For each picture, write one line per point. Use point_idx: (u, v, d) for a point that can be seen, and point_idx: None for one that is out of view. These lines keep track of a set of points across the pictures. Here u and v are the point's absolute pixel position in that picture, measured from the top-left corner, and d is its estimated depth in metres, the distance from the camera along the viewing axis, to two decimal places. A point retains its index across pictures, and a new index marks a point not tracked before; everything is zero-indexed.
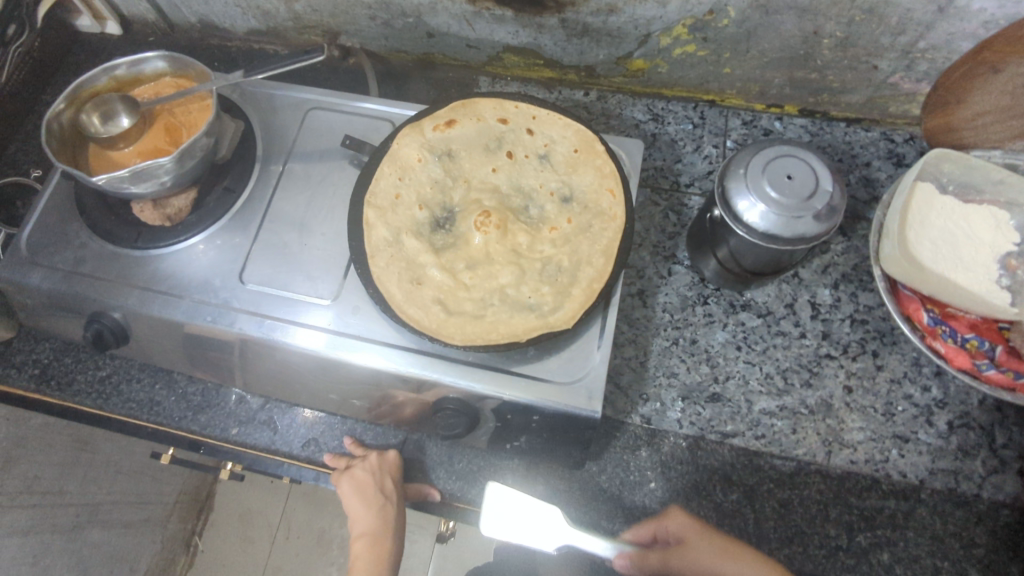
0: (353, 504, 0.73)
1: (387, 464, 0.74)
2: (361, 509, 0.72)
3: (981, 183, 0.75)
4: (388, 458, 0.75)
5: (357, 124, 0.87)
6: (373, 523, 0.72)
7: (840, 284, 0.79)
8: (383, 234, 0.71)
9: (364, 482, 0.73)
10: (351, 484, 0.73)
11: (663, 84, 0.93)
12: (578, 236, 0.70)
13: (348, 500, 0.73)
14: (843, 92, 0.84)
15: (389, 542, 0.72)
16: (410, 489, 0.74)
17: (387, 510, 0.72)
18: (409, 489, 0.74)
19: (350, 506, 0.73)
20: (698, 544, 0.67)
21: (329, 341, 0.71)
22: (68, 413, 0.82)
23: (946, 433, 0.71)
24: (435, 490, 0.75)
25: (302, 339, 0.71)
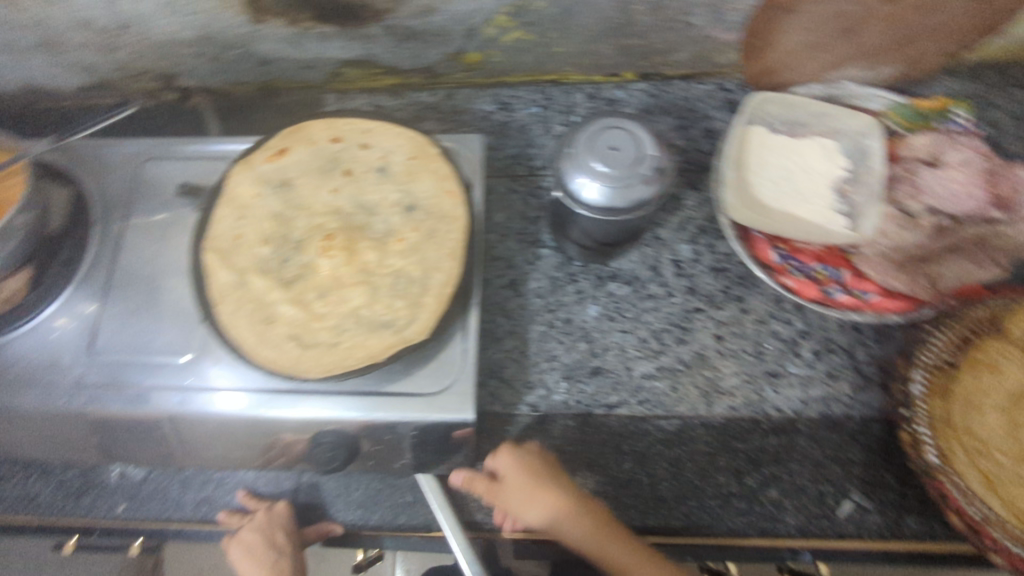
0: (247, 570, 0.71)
1: (278, 517, 0.73)
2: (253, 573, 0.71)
3: (805, 118, 0.78)
4: (277, 509, 0.74)
5: (194, 169, 0.83)
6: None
7: (697, 238, 0.82)
8: (227, 278, 0.69)
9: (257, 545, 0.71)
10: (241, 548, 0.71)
11: (505, 72, 0.93)
12: (425, 244, 0.70)
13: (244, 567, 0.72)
14: (670, 52, 0.85)
15: None
16: (310, 534, 0.74)
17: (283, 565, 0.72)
18: (309, 534, 0.74)
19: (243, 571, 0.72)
20: (513, 484, 0.70)
21: (255, 400, 0.68)
22: None
23: (813, 360, 0.75)
24: (340, 525, 0.74)
25: (223, 404, 0.68)
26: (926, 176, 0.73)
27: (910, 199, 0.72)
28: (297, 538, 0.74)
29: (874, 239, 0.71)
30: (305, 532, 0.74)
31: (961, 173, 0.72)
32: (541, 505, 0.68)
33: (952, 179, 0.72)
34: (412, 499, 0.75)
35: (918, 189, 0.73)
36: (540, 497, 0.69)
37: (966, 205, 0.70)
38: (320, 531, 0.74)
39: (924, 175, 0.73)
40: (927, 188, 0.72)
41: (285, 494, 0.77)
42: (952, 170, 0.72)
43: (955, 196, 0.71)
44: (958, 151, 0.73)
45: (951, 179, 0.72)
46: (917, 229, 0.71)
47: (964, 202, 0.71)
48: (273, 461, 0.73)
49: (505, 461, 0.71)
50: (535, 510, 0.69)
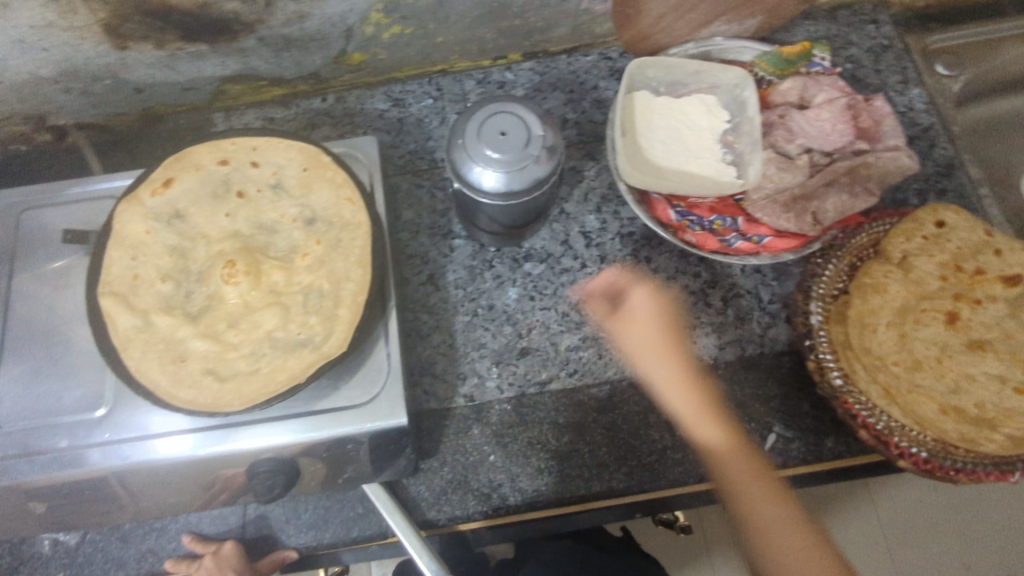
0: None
1: (226, 558, 0.72)
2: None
3: (684, 77, 0.80)
4: (225, 549, 0.72)
5: (76, 214, 0.79)
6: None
7: (602, 207, 0.84)
8: (129, 322, 0.66)
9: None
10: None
11: (392, 68, 0.92)
12: (332, 255, 0.69)
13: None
14: (550, 29, 0.86)
15: None
16: (262, 567, 0.73)
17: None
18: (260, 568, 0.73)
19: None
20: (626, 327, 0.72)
21: (199, 439, 0.66)
22: None
23: (723, 307, 0.79)
24: (293, 550, 0.74)
25: (166, 449, 0.66)
26: (800, 117, 0.77)
27: (788, 141, 0.77)
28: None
29: (761, 184, 0.75)
30: (256, 567, 0.73)
31: (830, 111, 0.76)
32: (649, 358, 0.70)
33: (823, 117, 0.76)
34: (361, 510, 0.75)
35: (793, 130, 0.77)
36: (664, 355, 0.71)
37: (837, 141, 0.76)
38: (271, 562, 0.73)
39: (797, 117, 0.77)
40: (801, 129, 0.76)
41: (232, 531, 0.75)
42: (822, 109, 0.77)
43: (826, 133, 0.76)
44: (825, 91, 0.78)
45: (821, 119, 0.76)
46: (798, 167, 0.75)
47: (835, 139, 0.76)
48: (213, 500, 0.72)
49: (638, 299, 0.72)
50: (657, 364, 0.70)
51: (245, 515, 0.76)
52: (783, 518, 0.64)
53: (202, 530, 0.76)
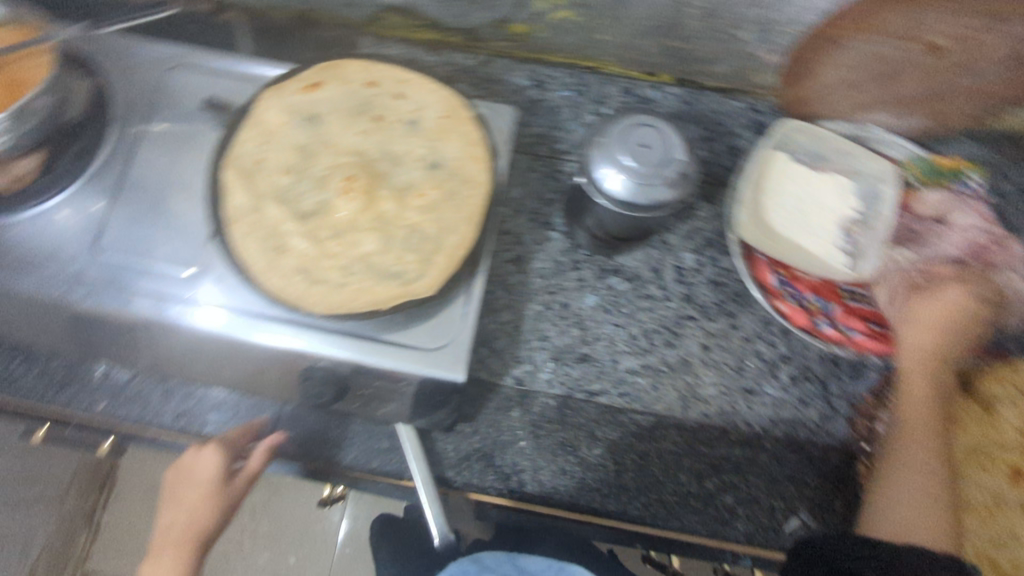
0: (198, 504, 0.71)
1: (232, 445, 0.75)
2: (210, 510, 0.72)
3: (828, 154, 0.80)
4: (231, 435, 0.75)
5: (222, 86, 0.82)
6: (220, 514, 0.72)
7: (703, 249, 0.84)
8: (243, 201, 0.69)
9: (213, 478, 0.72)
10: (205, 482, 0.72)
11: (544, 49, 0.92)
12: (445, 204, 0.71)
13: (198, 505, 0.71)
14: (712, 62, 0.86)
15: (213, 515, 0.72)
16: (256, 461, 0.75)
17: (234, 495, 0.73)
18: (253, 463, 0.74)
19: (196, 508, 0.71)
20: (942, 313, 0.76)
21: (236, 320, 0.68)
22: None
23: (789, 385, 0.78)
24: (278, 437, 0.76)
25: (203, 319, 0.68)
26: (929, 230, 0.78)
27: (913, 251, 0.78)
28: (244, 470, 0.74)
29: (872, 280, 0.75)
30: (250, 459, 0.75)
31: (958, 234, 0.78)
32: (920, 330, 0.75)
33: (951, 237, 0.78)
34: (385, 446, 0.79)
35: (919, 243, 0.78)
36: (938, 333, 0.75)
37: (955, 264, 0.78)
38: (263, 454, 0.75)
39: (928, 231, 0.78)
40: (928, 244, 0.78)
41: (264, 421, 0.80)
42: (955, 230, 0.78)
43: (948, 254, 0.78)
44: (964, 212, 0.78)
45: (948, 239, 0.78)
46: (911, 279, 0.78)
47: (953, 262, 0.78)
48: (259, 388, 0.77)
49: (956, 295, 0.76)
50: (920, 331, 0.75)
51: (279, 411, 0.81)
52: (918, 457, 0.70)
53: (239, 410, 0.81)
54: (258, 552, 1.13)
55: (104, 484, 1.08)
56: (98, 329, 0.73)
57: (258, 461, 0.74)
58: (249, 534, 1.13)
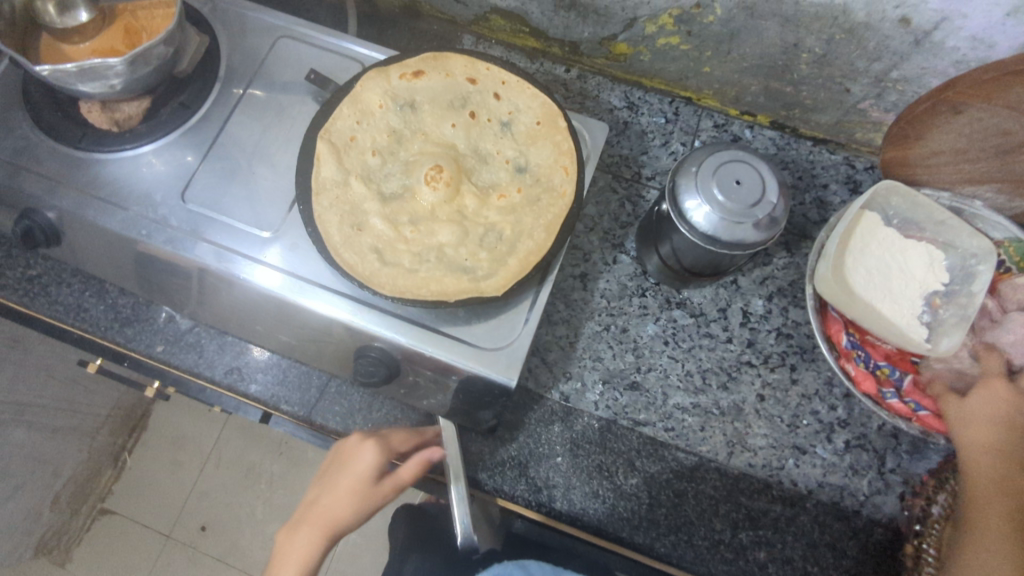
0: (344, 492, 0.70)
1: (389, 448, 0.73)
2: (351, 503, 0.69)
3: (924, 221, 0.77)
4: (392, 437, 0.74)
5: (326, 61, 0.84)
6: (358, 513, 0.69)
7: (774, 297, 0.82)
8: (332, 173, 0.70)
9: (365, 474, 0.70)
10: (354, 476, 0.71)
11: (644, 74, 0.91)
12: (525, 208, 0.71)
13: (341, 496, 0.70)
14: (814, 110, 0.84)
15: (356, 506, 0.69)
16: (410, 470, 0.71)
17: (381, 498, 0.70)
18: (404, 472, 0.71)
19: (340, 498, 0.70)
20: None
21: (290, 284, 0.70)
22: (16, 314, 0.84)
23: (842, 450, 0.76)
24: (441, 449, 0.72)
25: (260, 277, 0.70)
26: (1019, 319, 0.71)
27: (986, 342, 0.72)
28: (393, 476, 0.71)
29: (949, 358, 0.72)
30: (404, 467, 0.71)
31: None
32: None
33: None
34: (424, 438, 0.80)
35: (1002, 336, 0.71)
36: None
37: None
38: (417, 465, 0.71)
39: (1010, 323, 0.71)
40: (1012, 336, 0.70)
41: (311, 392, 0.81)
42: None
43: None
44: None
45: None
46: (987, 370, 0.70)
47: None
48: (313, 358, 0.78)
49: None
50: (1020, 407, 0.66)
51: (327, 386, 0.82)
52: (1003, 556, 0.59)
53: (287, 376, 0.82)
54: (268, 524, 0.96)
55: (136, 424, 0.99)
56: (162, 271, 0.76)
57: (408, 472, 0.70)
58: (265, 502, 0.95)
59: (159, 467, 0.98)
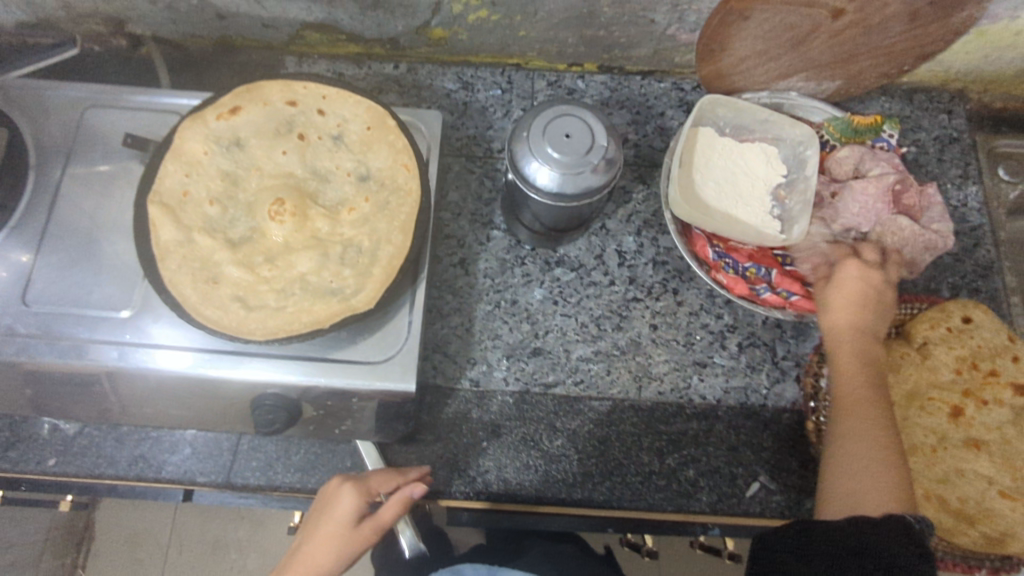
0: (322, 541, 0.63)
1: (369, 489, 0.67)
2: (328, 553, 0.62)
3: (751, 124, 0.82)
4: (372, 478, 0.68)
5: (141, 120, 0.80)
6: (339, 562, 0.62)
7: (643, 231, 0.85)
8: (173, 235, 0.68)
9: (343, 519, 0.64)
10: (330, 524, 0.64)
11: (469, 51, 0.92)
12: (377, 215, 0.70)
13: (315, 547, 0.62)
14: (631, 47, 0.86)
15: (337, 555, 0.62)
16: (391, 511, 0.65)
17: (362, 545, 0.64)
18: (385, 514, 0.65)
19: (314, 549, 0.62)
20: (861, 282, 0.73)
21: (203, 359, 0.68)
22: None
23: (737, 353, 0.81)
24: (423, 486, 0.66)
25: (166, 362, 0.68)
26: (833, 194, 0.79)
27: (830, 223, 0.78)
28: (377, 517, 0.65)
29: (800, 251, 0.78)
30: (385, 508, 0.65)
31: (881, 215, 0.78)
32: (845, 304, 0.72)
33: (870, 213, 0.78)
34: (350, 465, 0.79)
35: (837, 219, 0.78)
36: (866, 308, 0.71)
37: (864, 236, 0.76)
38: (399, 504, 0.65)
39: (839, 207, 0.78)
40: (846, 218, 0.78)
41: (221, 456, 0.78)
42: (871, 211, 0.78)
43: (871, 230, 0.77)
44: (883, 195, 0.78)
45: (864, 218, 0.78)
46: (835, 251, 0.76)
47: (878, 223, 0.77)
48: (213, 424, 0.75)
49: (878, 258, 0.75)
50: (842, 310, 0.71)
51: (238, 445, 0.79)
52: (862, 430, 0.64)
53: (196, 449, 0.79)
54: None
55: (82, 537, 1.16)
56: (60, 386, 0.72)
57: (391, 511, 0.65)
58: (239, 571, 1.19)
59: (116, 565, 1.16)
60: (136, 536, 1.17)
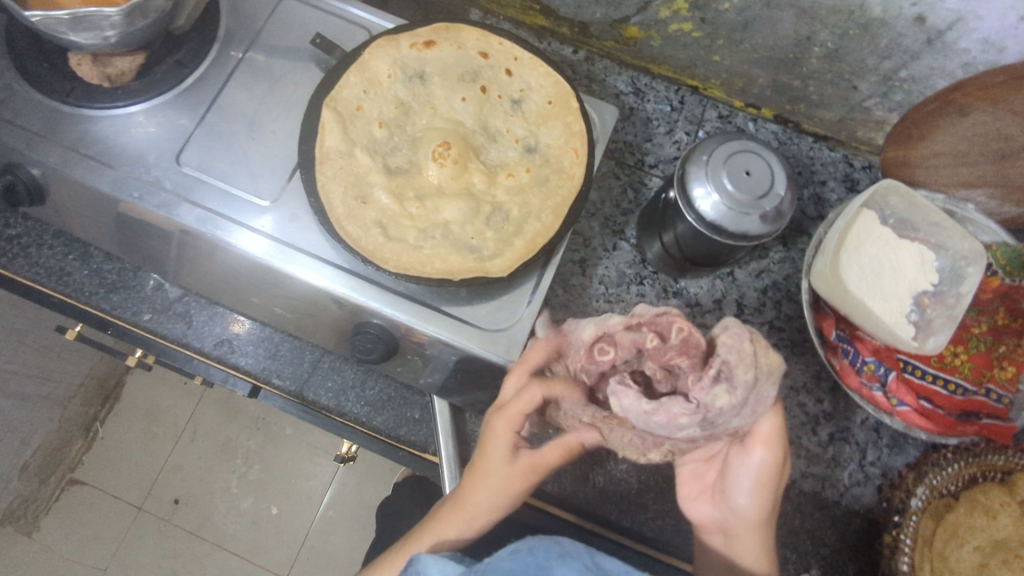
0: (486, 479, 0.64)
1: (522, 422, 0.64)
2: (492, 491, 0.63)
3: (919, 223, 0.79)
4: (512, 404, 0.63)
5: (332, 25, 0.80)
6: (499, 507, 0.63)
7: (769, 291, 0.84)
8: (337, 143, 0.68)
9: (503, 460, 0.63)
10: (493, 462, 0.64)
11: (653, 60, 0.90)
12: (532, 188, 0.71)
13: (483, 489, 0.64)
14: (819, 106, 0.85)
15: (502, 492, 0.63)
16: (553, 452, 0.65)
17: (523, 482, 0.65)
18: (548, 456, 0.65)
19: (480, 495, 0.63)
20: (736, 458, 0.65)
21: (275, 250, 0.68)
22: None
23: (826, 442, 0.79)
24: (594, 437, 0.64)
25: (245, 242, 0.68)
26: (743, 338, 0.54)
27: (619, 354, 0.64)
28: (538, 457, 0.64)
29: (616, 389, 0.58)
30: (543, 451, 0.65)
31: (753, 406, 0.56)
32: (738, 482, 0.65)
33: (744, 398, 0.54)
34: (416, 417, 0.79)
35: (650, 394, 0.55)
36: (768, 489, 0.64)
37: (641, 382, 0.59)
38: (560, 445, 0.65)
39: (697, 388, 0.54)
40: (666, 409, 0.54)
41: (302, 367, 0.80)
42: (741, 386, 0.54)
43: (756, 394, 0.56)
44: (754, 374, 0.53)
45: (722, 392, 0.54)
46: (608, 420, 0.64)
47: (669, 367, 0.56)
48: (307, 333, 0.77)
49: (745, 470, 0.64)
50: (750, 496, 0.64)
51: (318, 362, 0.81)
52: None
53: (280, 350, 0.81)
54: (243, 497, 1.20)
55: (110, 395, 1.18)
56: (148, 235, 0.73)
57: (553, 451, 0.65)
58: (238, 478, 1.20)
59: (131, 430, 1.19)
60: (157, 412, 1.20)
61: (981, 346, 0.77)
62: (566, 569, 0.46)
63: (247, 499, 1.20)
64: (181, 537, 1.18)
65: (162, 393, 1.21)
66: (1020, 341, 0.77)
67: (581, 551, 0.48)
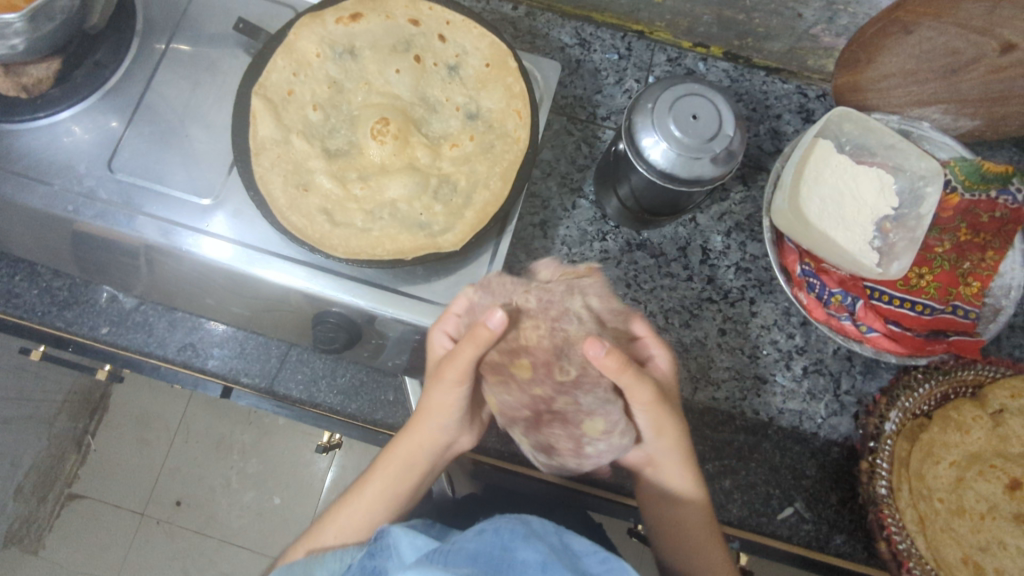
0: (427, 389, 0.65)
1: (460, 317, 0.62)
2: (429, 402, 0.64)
3: (875, 146, 0.79)
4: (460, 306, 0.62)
5: (255, 7, 0.76)
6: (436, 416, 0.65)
7: (732, 232, 0.84)
8: (271, 132, 0.66)
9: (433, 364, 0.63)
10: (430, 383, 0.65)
11: (594, 7, 0.87)
12: (479, 156, 0.69)
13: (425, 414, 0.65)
14: (767, 39, 0.83)
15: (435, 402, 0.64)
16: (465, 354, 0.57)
17: (455, 402, 0.63)
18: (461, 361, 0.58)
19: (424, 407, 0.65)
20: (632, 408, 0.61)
21: (238, 253, 0.66)
22: None
23: (800, 376, 0.80)
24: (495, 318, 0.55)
25: (206, 249, 0.66)
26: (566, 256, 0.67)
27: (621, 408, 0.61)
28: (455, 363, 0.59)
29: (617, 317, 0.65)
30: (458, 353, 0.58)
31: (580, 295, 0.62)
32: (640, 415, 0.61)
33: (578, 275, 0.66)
34: (392, 398, 0.79)
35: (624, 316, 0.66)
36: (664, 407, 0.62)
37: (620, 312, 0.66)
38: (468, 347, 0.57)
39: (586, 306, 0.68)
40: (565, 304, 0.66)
41: (272, 361, 0.80)
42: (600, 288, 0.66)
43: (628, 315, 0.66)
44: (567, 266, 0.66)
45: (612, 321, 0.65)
46: (553, 340, 0.57)
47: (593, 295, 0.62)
48: (271, 327, 0.76)
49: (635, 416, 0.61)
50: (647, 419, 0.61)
51: (287, 355, 0.80)
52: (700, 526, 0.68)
53: (247, 348, 0.80)
54: (244, 491, 1.15)
55: (96, 407, 1.13)
56: (98, 249, 0.71)
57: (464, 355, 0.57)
58: (238, 473, 1.15)
59: (124, 440, 1.13)
60: (149, 417, 1.13)
61: (946, 263, 0.78)
62: (531, 550, 0.49)
63: (248, 493, 1.15)
64: (186, 537, 1.14)
65: (148, 395, 1.14)
66: (984, 255, 0.77)
67: (544, 530, 0.52)
